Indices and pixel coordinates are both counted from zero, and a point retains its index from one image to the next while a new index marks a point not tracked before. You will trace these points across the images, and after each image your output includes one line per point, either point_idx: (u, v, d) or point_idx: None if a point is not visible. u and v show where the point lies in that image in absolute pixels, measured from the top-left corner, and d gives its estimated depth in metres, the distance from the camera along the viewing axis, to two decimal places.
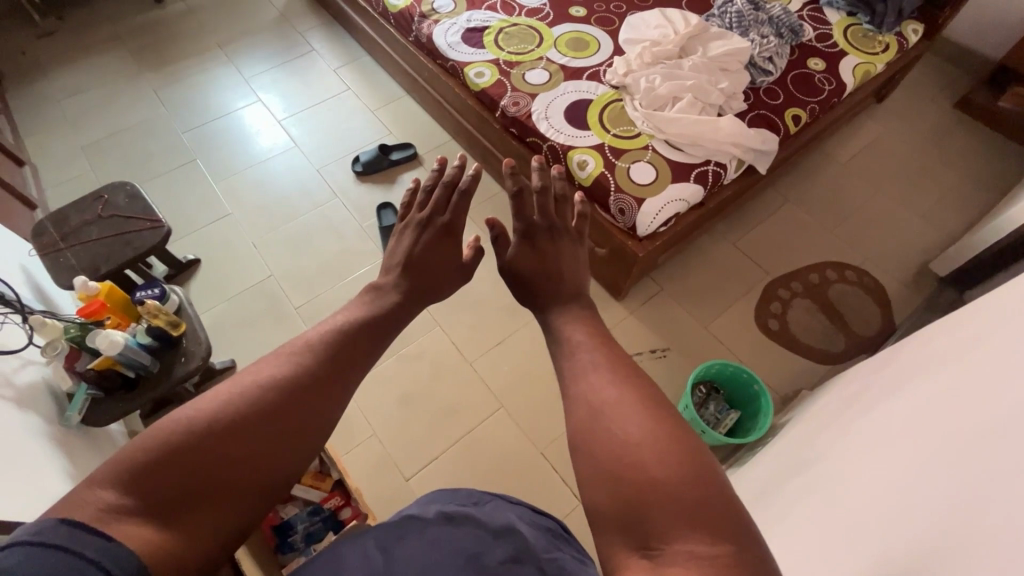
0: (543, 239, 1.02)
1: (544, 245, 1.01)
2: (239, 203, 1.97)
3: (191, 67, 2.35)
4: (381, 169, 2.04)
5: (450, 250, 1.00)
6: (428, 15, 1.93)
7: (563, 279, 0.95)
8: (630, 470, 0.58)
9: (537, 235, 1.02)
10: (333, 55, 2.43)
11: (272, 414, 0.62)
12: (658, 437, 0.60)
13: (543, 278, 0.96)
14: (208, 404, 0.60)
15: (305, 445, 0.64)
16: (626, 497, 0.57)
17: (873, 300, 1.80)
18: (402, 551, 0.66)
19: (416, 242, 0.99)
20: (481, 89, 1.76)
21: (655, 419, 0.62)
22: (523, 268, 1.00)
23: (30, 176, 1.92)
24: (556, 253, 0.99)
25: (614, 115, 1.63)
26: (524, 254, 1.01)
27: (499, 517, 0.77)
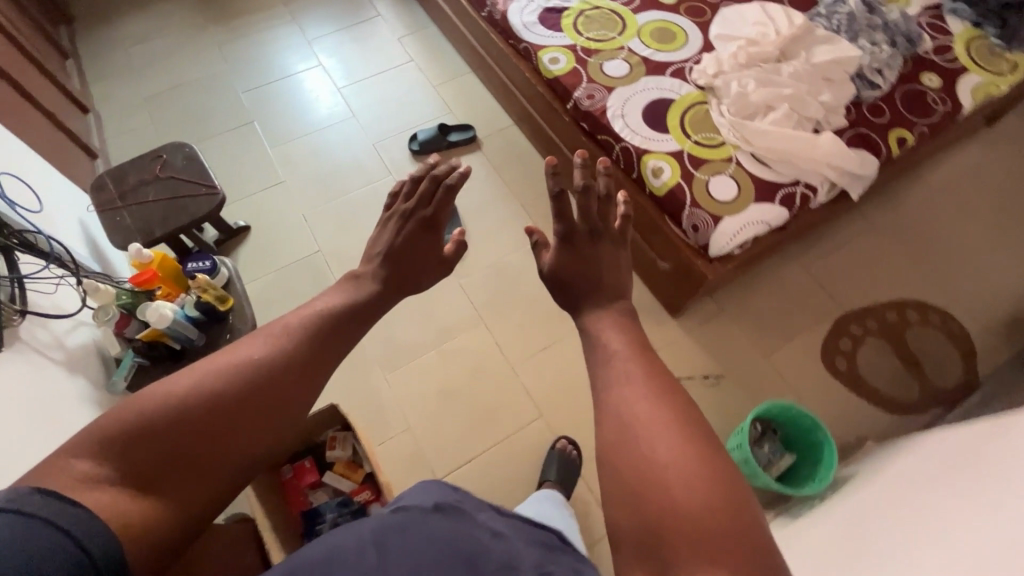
0: (590, 241, 0.82)
1: (588, 253, 0.80)
2: (293, 171, 1.93)
3: (256, 24, 2.30)
4: (437, 150, 1.95)
5: (427, 244, 0.88)
6: None
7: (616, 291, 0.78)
8: (650, 501, 0.51)
9: (582, 237, 0.82)
10: (398, 23, 2.33)
11: (248, 402, 0.58)
12: (692, 458, 0.52)
13: (589, 286, 0.78)
14: (188, 386, 0.57)
15: (283, 432, 0.61)
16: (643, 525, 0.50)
17: (954, 348, 1.64)
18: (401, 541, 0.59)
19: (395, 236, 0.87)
20: (554, 77, 1.64)
21: (690, 437, 0.54)
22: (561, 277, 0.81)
23: (92, 125, 1.93)
24: (601, 264, 0.80)
25: (697, 119, 1.49)
26: (573, 261, 0.82)
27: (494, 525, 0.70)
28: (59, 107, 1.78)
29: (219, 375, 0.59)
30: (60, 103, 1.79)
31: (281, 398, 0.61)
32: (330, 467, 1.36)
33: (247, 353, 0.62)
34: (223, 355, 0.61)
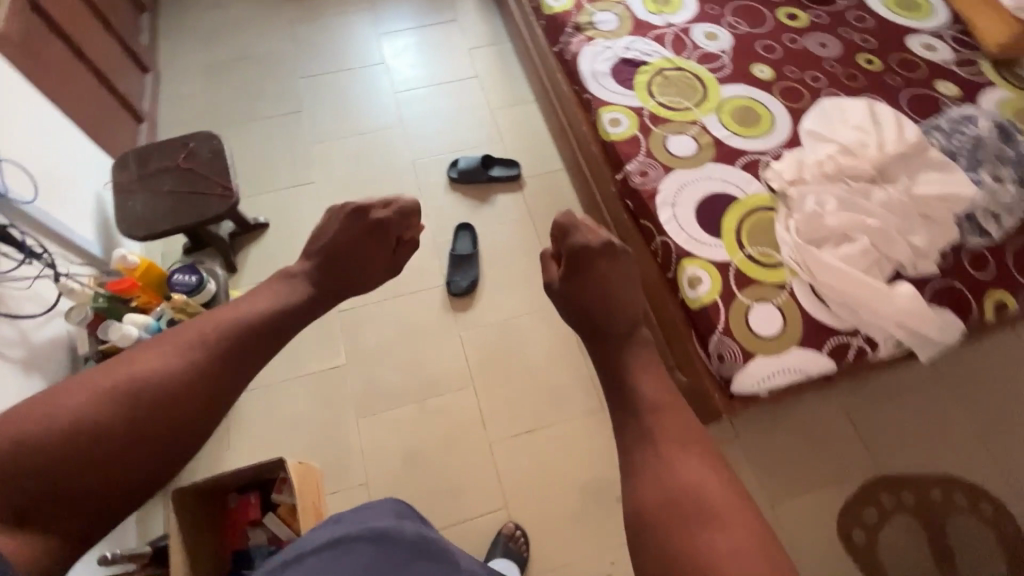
0: (596, 259, 1.18)
1: (593, 282, 1.17)
2: (327, 172, 1.86)
3: (332, 7, 2.24)
4: (476, 183, 1.83)
5: (380, 244, 1.14)
6: (582, 29, 1.63)
7: (630, 315, 1.14)
8: (693, 492, 0.87)
9: (586, 257, 1.19)
10: (473, 31, 2.20)
11: (123, 433, 0.76)
12: (737, 544, 0.81)
13: (599, 301, 1.15)
14: (139, 363, 0.82)
15: (205, 392, 0.84)
16: (672, 501, 0.86)
17: (1001, 557, 1.36)
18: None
19: (327, 250, 1.09)
20: (610, 140, 1.47)
21: (735, 531, 0.82)
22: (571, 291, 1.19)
23: (148, 86, 1.93)
24: (608, 277, 1.17)
25: (757, 229, 1.30)
26: (579, 283, 1.19)
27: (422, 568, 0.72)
28: (117, 67, 1.79)
29: (159, 355, 0.83)
30: (119, 62, 1.79)
31: (208, 374, 0.85)
32: (274, 509, 1.28)
33: (181, 339, 0.87)
34: (160, 343, 0.86)
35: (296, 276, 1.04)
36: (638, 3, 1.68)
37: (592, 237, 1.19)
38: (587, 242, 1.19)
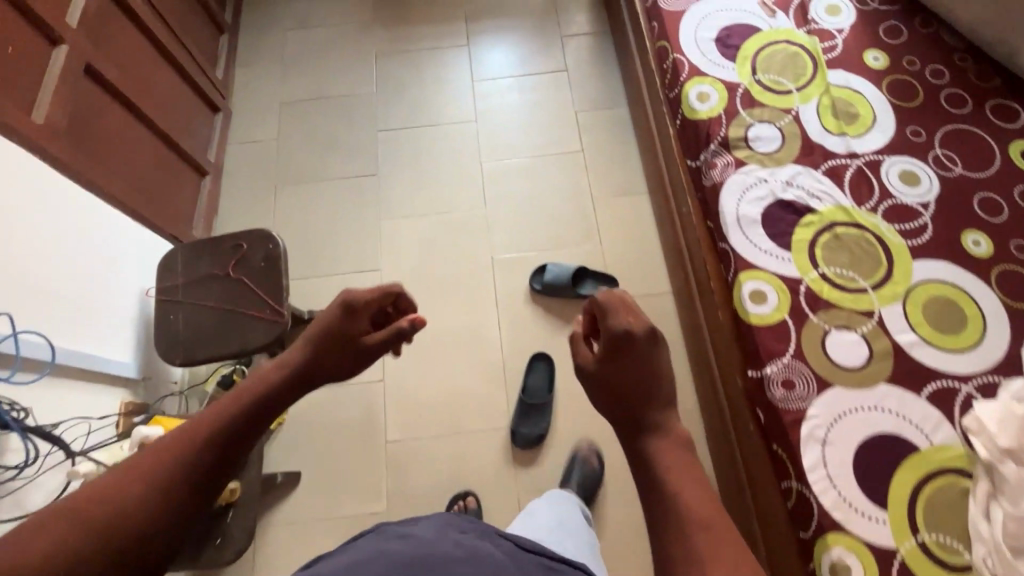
0: (630, 349, 0.71)
1: (622, 367, 0.71)
2: (396, 257, 1.63)
3: (426, 38, 1.93)
4: (563, 300, 1.54)
5: (342, 339, 0.79)
6: (733, 147, 1.26)
7: (670, 408, 0.68)
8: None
9: (620, 346, 0.71)
10: (585, 85, 1.84)
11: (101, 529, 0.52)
12: None
13: (634, 397, 0.69)
14: (98, 491, 0.52)
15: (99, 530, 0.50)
16: (699, 525, 0.58)
17: None
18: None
19: (302, 350, 0.76)
20: (748, 321, 1.13)
21: None
22: (615, 386, 0.70)
23: (218, 127, 1.73)
24: (637, 363, 0.70)
25: (938, 507, 0.95)
26: (622, 364, 0.71)
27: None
28: (186, 114, 1.59)
29: (147, 461, 0.55)
30: (189, 107, 1.60)
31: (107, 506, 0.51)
32: None
33: (172, 438, 0.58)
34: (151, 453, 0.56)
35: (278, 365, 0.72)
36: (814, 117, 1.28)
37: (634, 312, 0.73)
38: (627, 331, 0.71)
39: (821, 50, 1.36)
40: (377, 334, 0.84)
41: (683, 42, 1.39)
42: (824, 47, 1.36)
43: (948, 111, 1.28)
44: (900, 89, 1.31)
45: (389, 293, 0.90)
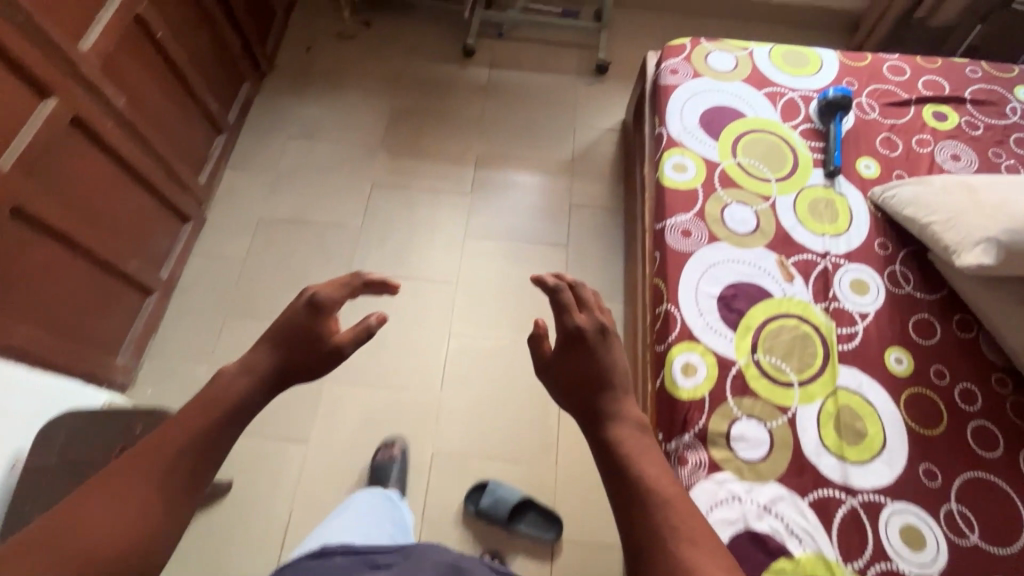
0: (587, 343, 0.91)
1: (578, 360, 0.90)
2: (328, 430, 1.46)
3: (429, 174, 1.82)
4: (495, 533, 1.34)
5: (314, 336, 0.81)
6: (710, 444, 1.07)
7: (619, 390, 0.88)
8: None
9: (580, 338, 0.92)
10: (583, 265, 1.69)
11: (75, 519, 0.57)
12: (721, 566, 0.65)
13: (594, 386, 0.88)
14: (93, 506, 0.58)
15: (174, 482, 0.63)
16: (658, 494, 0.73)
17: None
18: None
19: (269, 352, 0.79)
20: None
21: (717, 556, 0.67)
22: (579, 378, 0.90)
23: (183, 238, 1.61)
24: (592, 357, 0.90)
25: None
26: (582, 364, 0.90)
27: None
28: (146, 232, 1.48)
29: (126, 475, 0.61)
30: (152, 224, 1.50)
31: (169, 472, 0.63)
32: None
33: (148, 450, 0.64)
34: (123, 469, 0.62)
35: (245, 370, 0.76)
36: (812, 425, 1.09)
37: (584, 311, 0.95)
38: (579, 326, 0.92)
39: (837, 336, 1.17)
40: (347, 329, 0.85)
41: (684, 291, 1.21)
42: (841, 333, 1.18)
43: (976, 453, 1.08)
44: (921, 411, 1.11)
45: (359, 284, 0.88)
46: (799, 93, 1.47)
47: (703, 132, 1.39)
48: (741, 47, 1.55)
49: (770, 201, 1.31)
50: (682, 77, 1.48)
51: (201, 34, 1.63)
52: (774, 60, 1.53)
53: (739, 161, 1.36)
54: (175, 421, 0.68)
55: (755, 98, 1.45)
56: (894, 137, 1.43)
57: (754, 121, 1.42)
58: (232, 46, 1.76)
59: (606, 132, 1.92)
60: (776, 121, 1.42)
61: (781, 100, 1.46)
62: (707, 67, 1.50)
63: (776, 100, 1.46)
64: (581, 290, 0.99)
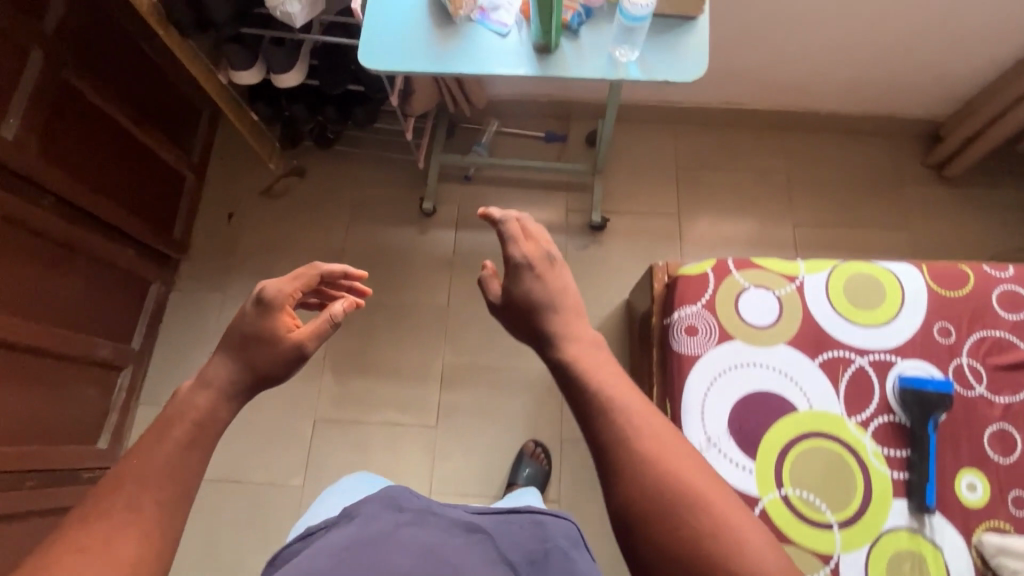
0: (539, 274, 0.76)
1: (525, 288, 0.76)
2: None
3: (385, 400, 1.47)
4: None
5: (276, 331, 0.71)
6: None
7: (574, 316, 0.75)
8: (677, 501, 0.57)
9: (524, 269, 0.77)
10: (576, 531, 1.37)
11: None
12: (717, 490, 0.58)
13: (548, 313, 0.74)
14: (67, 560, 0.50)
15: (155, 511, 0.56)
16: (625, 406, 0.63)
17: None
18: (371, 555, 0.68)
19: (227, 361, 0.68)
20: None
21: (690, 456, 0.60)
22: (522, 315, 0.75)
23: None
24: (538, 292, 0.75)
25: None
26: (529, 297, 0.75)
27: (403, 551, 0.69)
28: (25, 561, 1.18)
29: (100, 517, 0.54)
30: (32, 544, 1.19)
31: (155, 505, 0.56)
32: None
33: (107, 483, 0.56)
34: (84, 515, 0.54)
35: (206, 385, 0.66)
36: None
37: (528, 241, 0.78)
38: (524, 258, 0.76)
39: None
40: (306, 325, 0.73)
41: None
42: None
43: None
44: None
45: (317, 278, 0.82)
46: (870, 357, 1.05)
47: (735, 445, 1.00)
48: (784, 275, 1.11)
49: (831, 564, 0.94)
50: (702, 341, 1.07)
51: (86, 258, 1.29)
52: (833, 298, 1.09)
53: (786, 493, 0.97)
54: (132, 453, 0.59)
55: (808, 374, 1.04)
56: (1011, 428, 1.01)
57: (805, 416, 1.01)
58: (129, 247, 1.42)
59: (605, 322, 1.52)
60: (836, 414, 1.02)
61: (845, 375, 1.04)
62: (738, 321, 1.08)
63: (837, 374, 1.04)
64: (527, 220, 0.80)
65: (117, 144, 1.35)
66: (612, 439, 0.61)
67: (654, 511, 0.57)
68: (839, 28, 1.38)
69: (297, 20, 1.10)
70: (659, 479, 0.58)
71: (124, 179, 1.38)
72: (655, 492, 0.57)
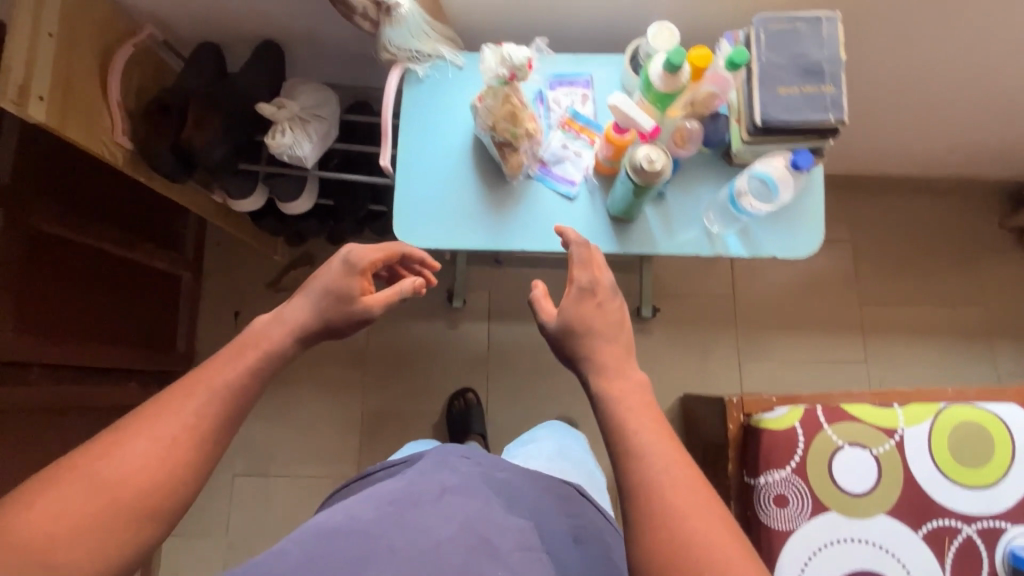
0: (600, 302, 0.67)
1: (580, 309, 0.66)
2: None
3: None
4: None
5: (348, 291, 0.70)
6: None
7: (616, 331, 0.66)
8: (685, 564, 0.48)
9: (586, 298, 0.67)
10: None
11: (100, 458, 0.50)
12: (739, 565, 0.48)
13: (587, 337, 0.65)
14: (110, 462, 0.50)
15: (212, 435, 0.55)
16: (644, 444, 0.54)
17: None
18: (415, 519, 0.64)
19: (306, 302, 0.68)
20: None
21: (711, 514, 0.50)
22: (570, 346, 0.66)
23: None
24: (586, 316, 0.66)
25: None
26: (578, 321, 0.66)
27: (443, 515, 0.65)
28: None
29: (159, 425, 0.52)
30: None
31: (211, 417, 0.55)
32: None
33: (177, 400, 0.54)
34: (151, 416, 0.53)
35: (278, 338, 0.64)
36: None
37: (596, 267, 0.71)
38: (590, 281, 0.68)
39: None
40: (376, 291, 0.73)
41: None
42: None
43: None
44: None
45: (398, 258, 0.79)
46: (977, 526, 0.95)
47: None
48: (882, 429, 0.99)
49: None
50: (794, 513, 0.96)
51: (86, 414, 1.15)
52: (936, 455, 0.98)
53: None
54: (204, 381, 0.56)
55: (911, 549, 0.94)
56: None
57: None
58: (132, 381, 1.27)
59: None
60: None
61: (951, 549, 0.94)
62: (832, 488, 0.97)
63: (943, 548, 0.94)
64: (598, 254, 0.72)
65: (99, 277, 1.17)
66: (637, 490, 0.52)
67: (663, 570, 0.48)
68: (944, 107, 1.16)
69: (309, 162, 0.89)
70: (672, 547, 0.49)
71: (114, 311, 1.21)
72: (664, 537, 0.49)
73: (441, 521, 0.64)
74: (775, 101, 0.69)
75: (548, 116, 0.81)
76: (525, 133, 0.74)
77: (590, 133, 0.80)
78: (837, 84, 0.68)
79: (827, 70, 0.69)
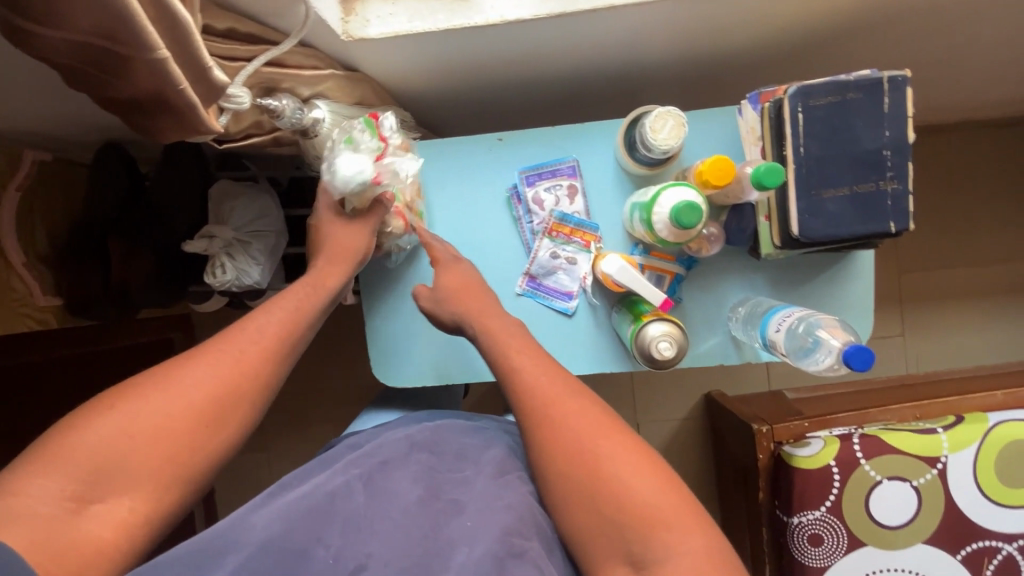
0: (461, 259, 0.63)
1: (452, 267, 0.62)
2: None
3: None
4: None
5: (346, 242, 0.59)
6: None
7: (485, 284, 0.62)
8: (581, 466, 0.46)
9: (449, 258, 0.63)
10: None
11: (146, 386, 0.45)
12: (636, 455, 0.46)
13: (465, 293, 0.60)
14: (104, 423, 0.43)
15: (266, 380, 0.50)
16: (527, 377, 0.52)
17: None
18: (379, 486, 0.49)
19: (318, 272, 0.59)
20: None
21: (600, 413, 0.49)
22: (444, 310, 0.61)
23: None
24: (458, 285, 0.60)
25: None
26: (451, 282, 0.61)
27: (411, 479, 0.50)
28: None
29: (164, 397, 0.45)
30: None
31: (261, 366, 0.50)
32: None
33: (209, 349, 0.49)
34: (159, 383, 0.46)
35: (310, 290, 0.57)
36: None
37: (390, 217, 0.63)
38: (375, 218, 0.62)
39: None
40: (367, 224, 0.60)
41: None
42: None
43: None
44: None
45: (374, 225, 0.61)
46: (1019, 543, 0.92)
47: None
48: (924, 459, 0.94)
49: None
50: (829, 550, 0.94)
51: None
52: (980, 478, 0.93)
53: None
54: (228, 348, 0.49)
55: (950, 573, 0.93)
56: None
57: None
58: None
59: (685, 423, 1.34)
60: None
61: (990, 567, 0.93)
62: (870, 524, 0.94)
63: (981, 567, 0.93)
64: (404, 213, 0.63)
65: None
66: (506, 387, 0.53)
67: (568, 479, 0.46)
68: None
69: (264, 284, 0.77)
70: (562, 449, 0.47)
71: None
72: (561, 449, 0.47)
73: (410, 485, 0.49)
74: (820, 208, 0.53)
75: (529, 223, 0.66)
76: (392, 220, 0.62)
77: (585, 234, 0.65)
78: (903, 179, 0.53)
79: (890, 159, 0.53)
